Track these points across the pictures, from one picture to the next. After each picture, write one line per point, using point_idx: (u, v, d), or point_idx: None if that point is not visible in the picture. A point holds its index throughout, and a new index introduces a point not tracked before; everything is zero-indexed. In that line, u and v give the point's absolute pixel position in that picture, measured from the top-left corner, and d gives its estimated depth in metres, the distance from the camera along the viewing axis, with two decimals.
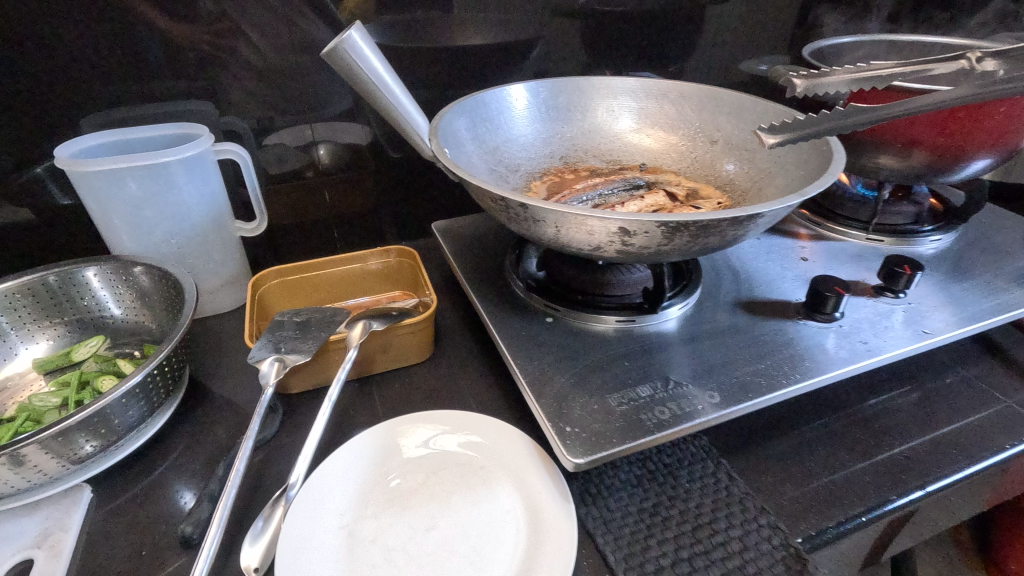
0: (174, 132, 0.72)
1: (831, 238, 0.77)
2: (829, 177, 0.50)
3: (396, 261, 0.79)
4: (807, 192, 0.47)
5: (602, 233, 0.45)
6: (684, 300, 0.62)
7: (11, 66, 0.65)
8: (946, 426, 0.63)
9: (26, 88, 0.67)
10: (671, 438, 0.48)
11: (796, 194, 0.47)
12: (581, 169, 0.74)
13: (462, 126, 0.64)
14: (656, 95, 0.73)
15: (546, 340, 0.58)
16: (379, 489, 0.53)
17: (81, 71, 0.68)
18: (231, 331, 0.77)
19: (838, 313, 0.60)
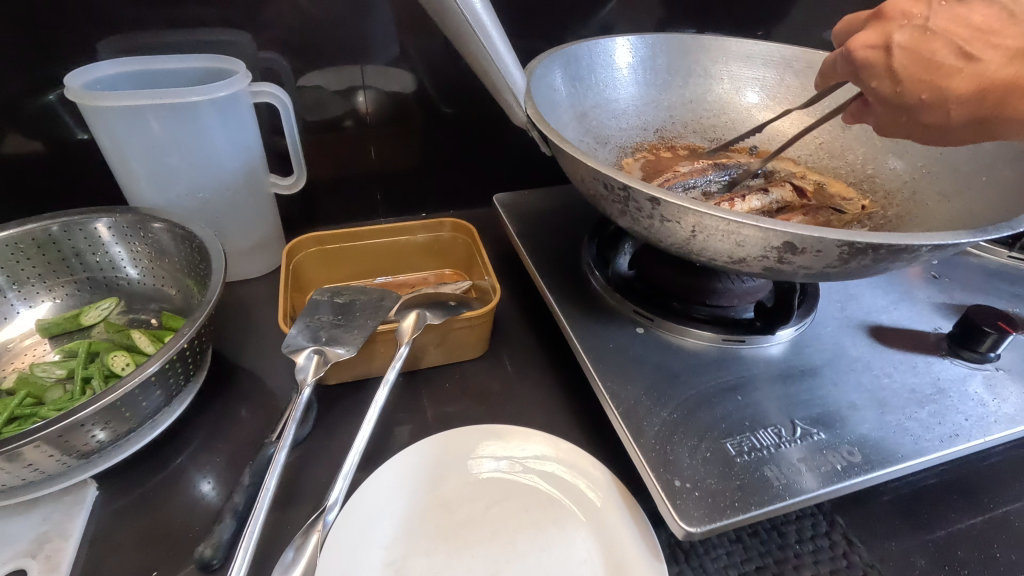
0: (206, 66, 0.61)
1: (961, 252, 0.65)
2: None
3: (449, 236, 0.69)
4: None
5: (755, 246, 0.35)
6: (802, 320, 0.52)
7: None
8: None
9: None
10: (803, 506, 0.39)
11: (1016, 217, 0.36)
12: (679, 147, 0.63)
13: (555, 83, 0.53)
14: (779, 66, 0.62)
15: (637, 356, 0.49)
16: (433, 516, 0.45)
17: None
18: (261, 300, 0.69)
19: (993, 353, 0.49)
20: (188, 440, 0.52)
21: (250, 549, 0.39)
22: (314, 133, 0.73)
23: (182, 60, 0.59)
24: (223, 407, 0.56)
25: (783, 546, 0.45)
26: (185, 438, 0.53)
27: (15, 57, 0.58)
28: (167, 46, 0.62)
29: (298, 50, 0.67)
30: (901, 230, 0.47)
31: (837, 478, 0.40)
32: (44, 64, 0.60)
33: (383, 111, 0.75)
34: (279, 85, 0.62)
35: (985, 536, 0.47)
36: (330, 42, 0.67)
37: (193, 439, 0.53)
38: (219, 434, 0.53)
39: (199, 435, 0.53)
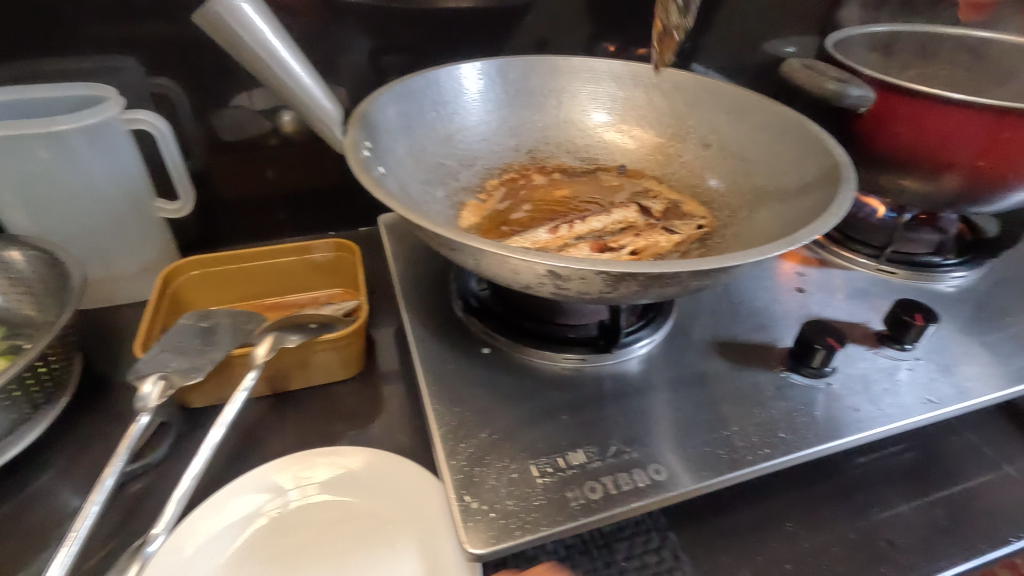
0: (83, 94, 0.63)
1: (836, 264, 0.66)
2: (835, 215, 0.40)
3: (335, 256, 0.70)
4: (796, 240, 0.36)
5: (528, 274, 0.36)
6: (651, 335, 0.53)
7: None
8: (939, 492, 0.53)
9: None
10: (599, 526, 0.39)
11: (785, 240, 0.37)
12: (551, 166, 0.64)
13: (402, 111, 0.54)
14: (646, 84, 0.63)
15: (477, 378, 0.49)
16: (266, 541, 0.45)
17: None
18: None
19: (828, 368, 0.50)
20: (49, 463, 0.53)
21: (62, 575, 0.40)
22: (210, 155, 0.74)
23: (57, 90, 0.62)
24: (94, 430, 0.56)
25: (610, 563, 0.44)
26: (48, 459, 0.53)
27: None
28: (46, 73, 0.63)
29: (184, 73, 0.67)
30: (728, 248, 0.48)
31: (638, 496, 0.40)
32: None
33: (283, 131, 0.75)
34: (155, 111, 0.63)
35: (817, 555, 0.47)
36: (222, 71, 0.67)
37: (55, 460, 0.53)
38: (83, 455, 0.54)
39: (62, 456, 0.53)
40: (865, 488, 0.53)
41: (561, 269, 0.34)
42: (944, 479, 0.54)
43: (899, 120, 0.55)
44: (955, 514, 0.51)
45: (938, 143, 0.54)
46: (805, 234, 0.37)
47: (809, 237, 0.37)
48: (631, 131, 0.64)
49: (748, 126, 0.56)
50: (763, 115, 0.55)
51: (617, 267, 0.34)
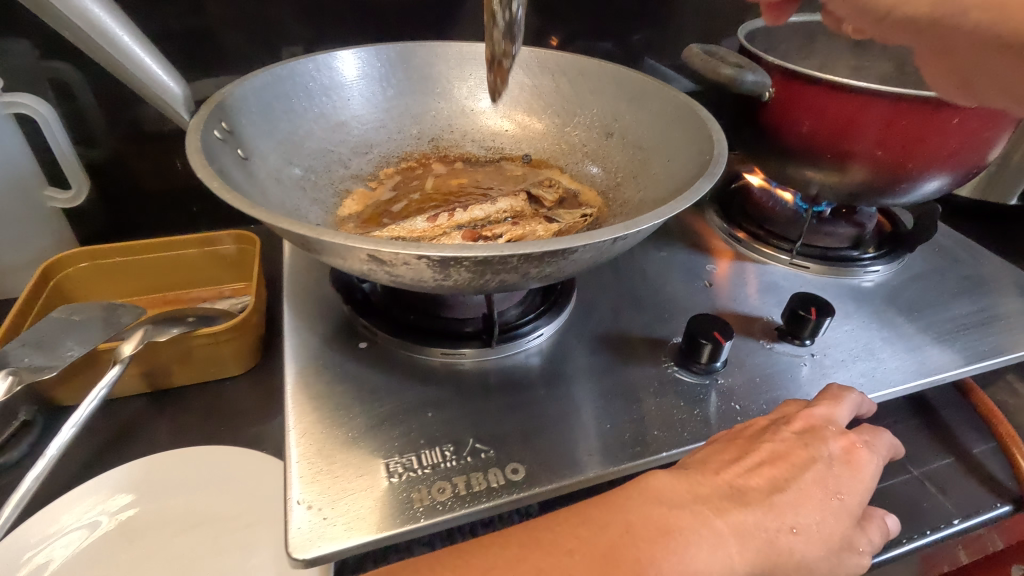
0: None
1: (751, 259, 0.64)
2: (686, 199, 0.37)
3: (236, 249, 0.67)
4: (633, 224, 0.34)
5: (355, 260, 0.34)
6: (544, 327, 0.52)
7: None
8: None
9: None
10: (443, 528, 0.37)
11: (624, 223, 0.34)
12: (454, 155, 0.61)
13: (280, 95, 0.51)
14: (553, 72, 0.60)
15: (349, 374, 0.47)
16: (108, 548, 0.42)
17: None
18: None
19: (718, 364, 0.49)
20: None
21: None
22: (112, 144, 0.71)
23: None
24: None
25: None
26: None
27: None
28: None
29: (75, 56, 0.64)
30: None
31: (488, 497, 0.38)
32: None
33: None
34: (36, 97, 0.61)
35: None
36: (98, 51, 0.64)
37: None
38: None
39: None
40: None
41: (374, 251, 0.31)
42: None
43: (799, 108, 0.54)
44: None
45: (838, 131, 0.52)
46: (647, 218, 0.34)
47: (651, 221, 0.34)
48: (538, 121, 0.62)
49: (647, 114, 0.54)
50: (660, 103, 0.53)
51: (434, 250, 0.31)
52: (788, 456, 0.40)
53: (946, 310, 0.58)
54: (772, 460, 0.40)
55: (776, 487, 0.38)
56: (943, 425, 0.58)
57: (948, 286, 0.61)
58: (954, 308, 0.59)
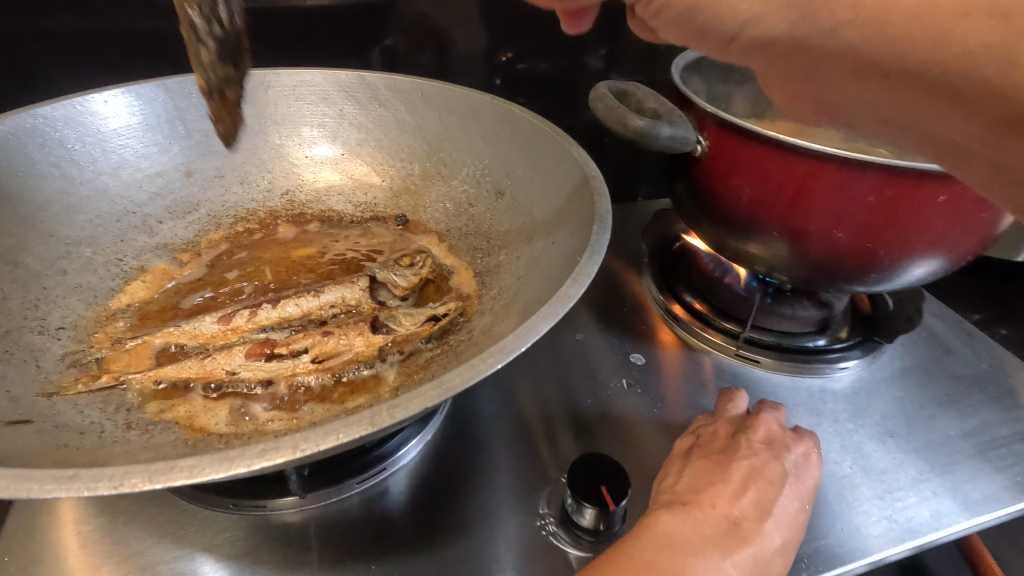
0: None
1: (688, 348, 0.51)
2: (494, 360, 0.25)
3: None
4: (376, 425, 0.21)
5: None
6: (401, 452, 0.40)
7: None
8: None
9: None
10: None
11: (371, 416, 0.22)
12: (312, 212, 0.49)
13: (43, 149, 0.39)
14: (438, 108, 0.48)
15: (105, 532, 0.35)
16: None
17: None
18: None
19: (610, 528, 0.35)
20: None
21: None
22: None
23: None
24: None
25: None
26: None
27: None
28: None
29: None
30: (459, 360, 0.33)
31: None
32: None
33: None
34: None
35: None
36: None
37: None
38: None
39: None
40: None
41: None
42: None
43: (738, 170, 0.41)
44: None
45: (790, 207, 0.39)
46: (408, 408, 0.22)
47: (410, 413, 0.22)
48: (421, 171, 0.49)
49: (542, 174, 0.42)
50: (557, 161, 0.41)
51: (20, 493, 0.19)
52: (764, 473, 0.36)
53: (941, 427, 0.45)
54: (750, 485, 0.35)
55: (764, 512, 0.34)
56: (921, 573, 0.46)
57: (943, 392, 0.48)
58: (951, 424, 0.45)
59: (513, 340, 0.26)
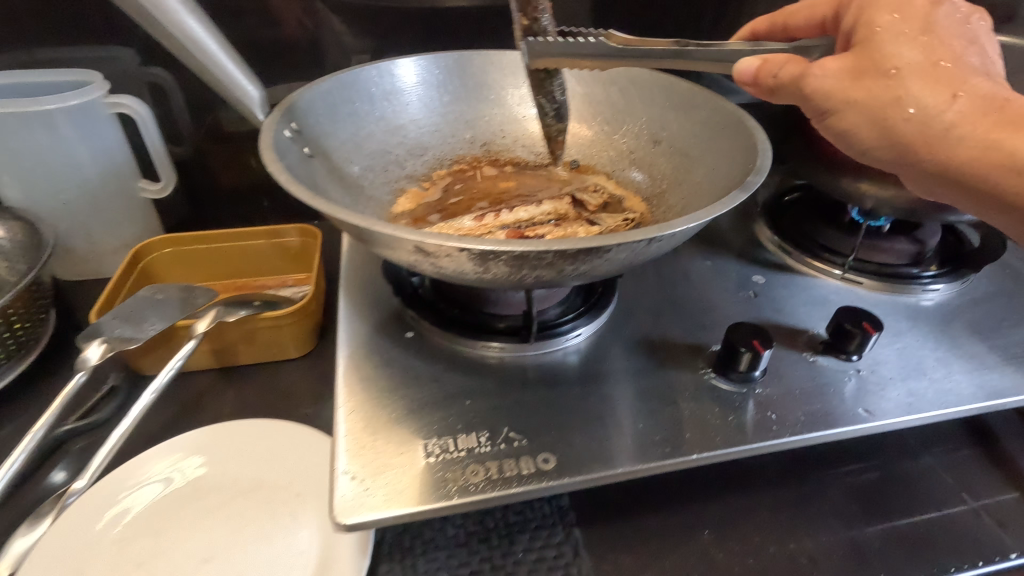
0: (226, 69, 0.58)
1: (800, 273, 0.63)
2: (721, 206, 0.38)
3: (301, 241, 0.71)
4: (668, 227, 0.35)
5: (403, 251, 0.37)
6: (578, 330, 0.53)
7: None
8: (884, 528, 0.49)
9: None
10: (476, 508, 0.39)
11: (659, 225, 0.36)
12: (504, 160, 0.64)
13: (346, 100, 0.55)
14: (604, 80, 0.62)
15: (397, 359, 0.50)
16: (178, 501, 0.47)
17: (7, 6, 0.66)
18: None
19: (756, 374, 0.49)
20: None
21: None
22: (198, 141, 0.78)
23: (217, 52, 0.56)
24: (40, 400, 0.59)
25: (505, 554, 0.45)
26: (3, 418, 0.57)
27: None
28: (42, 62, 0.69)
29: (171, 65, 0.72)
30: None
31: (524, 482, 0.40)
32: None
33: None
34: (261, 83, 0.61)
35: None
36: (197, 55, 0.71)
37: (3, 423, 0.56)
38: (30, 420, 0.57)
39: (12, 419, 0.57)
40: (796, 505, 0.51)
41: (430, 244, 0.34)
42: (886, 506, 0.51)
43: None
44: (895, 543, 0.48)
45: None
46: (681, 222, 0.36)
47: (684, 224, 0.36)
48: (588, 128, 0.63)
49: (696, 123, 0.55)
50: (710, 111, 0.54)
51: (478, 245, 0.33)
52: None
53: (1018, 333, 0.56)
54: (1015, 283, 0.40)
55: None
56: (1004, 456, 0.55)
57: (1019, 311, 0.58)
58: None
59: (729, 199, 0.39)
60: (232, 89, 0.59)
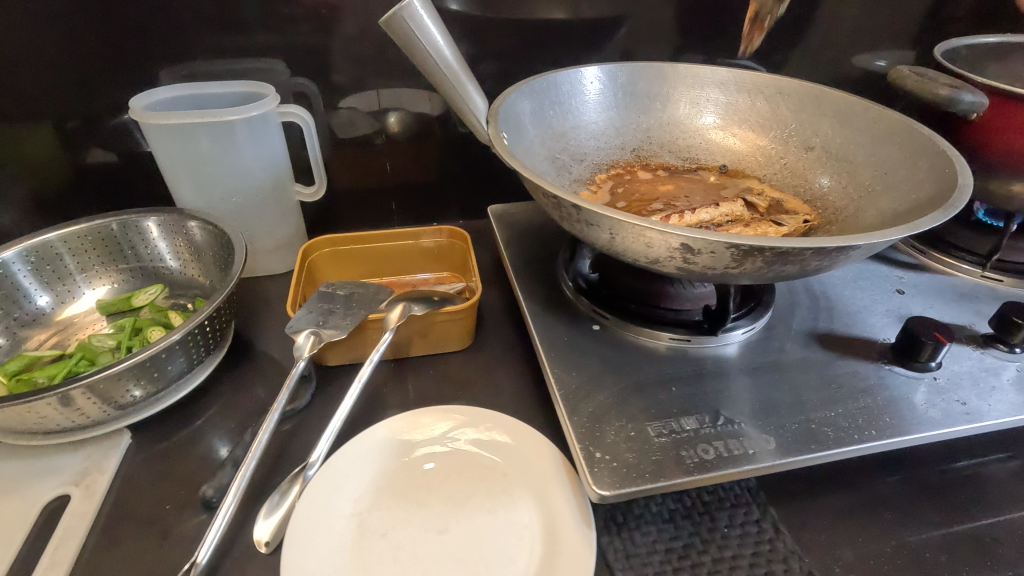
0: (455, 77, 0.49)
1: (938, 271, 0.67)
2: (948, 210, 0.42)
3: (448, 242, 0.75)
4: (918, 227, 0.39)
5: (661, 247, 0.40)
6: (750, 324, 0.57)
7: (127, 10, 0.68)
8: None
9: (133, 27, 0.69)
10: (715, 482, 0.43)
11: (906, 226, 0.40)
12: (654, 165, 0.68)
13: (529, 109, 0.59)
14: (750, 90, 0.66)
15: (590, 350, 0.54)
16: (399, 479, 0.52)
17: (175, 21, 0.69)
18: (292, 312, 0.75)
19: (933, 364, 0.53)
20: (198, 413, 0.60)
21: (248, 474, 0.49)
22: (333, 148, 0.83)
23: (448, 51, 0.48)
24: (231, 389, 0.63)
25: (712, 529, 0.49)
26: (202, 405, 0.61)
27: (76, 77, 0.71)
28: (205, 74, 0.74)
29: (321, 77, 0.77)
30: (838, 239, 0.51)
31: (752, 461, 0.44)
32: (101, 85, 0.72)
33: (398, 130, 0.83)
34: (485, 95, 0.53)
35: (917, 549, 0.49)
36: (344, 68, 0.76)
37: (205, 409, 0.60)
38: (228, 407, 0.61)
39: (211, 405, 0.61)
40: (964, 485, 0.55)
41: (706, 241, 0.38)
42: None
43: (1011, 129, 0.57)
44: None
45: None
46: (927, 222, 0.40)
47: (931, 225, 0.40)
48: (734, 134, 0.67)
49: (855, 130, 0.59)
50: (872, 118, 0.57)
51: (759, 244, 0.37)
52: None
53: None
54: None
55: None
56: None
57: None
58: None
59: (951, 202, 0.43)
60: (462, 98, 0.50)
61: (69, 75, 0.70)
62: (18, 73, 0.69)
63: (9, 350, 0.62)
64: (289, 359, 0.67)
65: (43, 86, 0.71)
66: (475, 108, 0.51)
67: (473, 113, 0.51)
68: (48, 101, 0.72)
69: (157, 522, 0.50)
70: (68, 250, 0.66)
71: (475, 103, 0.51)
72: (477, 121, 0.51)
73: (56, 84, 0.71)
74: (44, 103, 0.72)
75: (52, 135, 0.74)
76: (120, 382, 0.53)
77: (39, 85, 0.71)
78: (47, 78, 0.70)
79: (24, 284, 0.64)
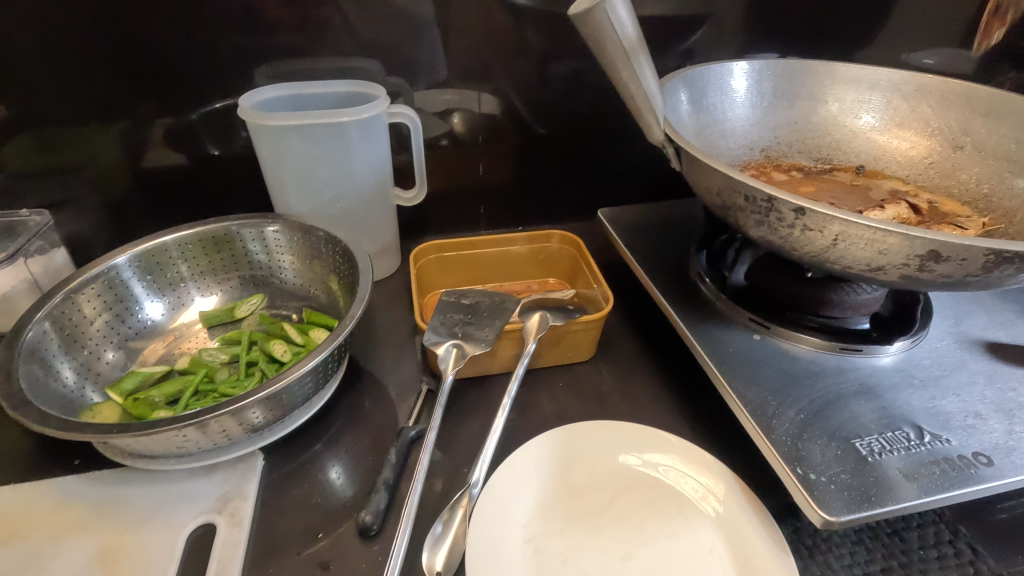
0: (638, 71, 0.46)
1: None
2: None
3: (556, 246, 0.73)
4: None
5: (897, 254, 0.37)
6: (913, 336, 0.53)
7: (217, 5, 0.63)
8: None
9: (222, 24, 0.64)
10: (939, 505, 0.41)
11: None
12: (785, 165, 0.65)
13: (674, 108, 0.56)
14: (887, 88, 0.63)
15: (759, 361, 0.51)
16: (565, 502, 0.48)
17: (267, 17, 0.65)
18: (395, 321, 0.71)
19: None
20: (323, 431, 0.56)
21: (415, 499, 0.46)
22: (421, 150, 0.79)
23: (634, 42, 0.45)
24: (351, 405, 0.59)
25: (907, 551, 0.46)
26: (326, 422, 0.57)
27: (167, 76, 0.67)
28: (300, 72, 0.69)
29: (421, 76, 0.73)
30: None
31: (971, 482, 0.42)
32: (185, 85, 0.67)
33: (460, 131, 0.78)
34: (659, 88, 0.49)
35: None
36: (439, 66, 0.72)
37: (329, 427, 0.57)
38: (354, 424, 0.57)
39: (335, 423, 0.57)
40: None
41: (969, 245, 0.35)
42: None
43: None
44: None
45: None
46: None
47: None
48: (869, 133, 0.64)
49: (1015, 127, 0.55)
50: None
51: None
52: None
53: None
54: None
55: None
56: None
57: None
58: None
59: None
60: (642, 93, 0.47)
61: (153, 75, 0.66)
62: (105, 71, 0.65)
63: (126, 363, 0.58)
64: (404, 373, 0.63)
65: (129, 85, 0.66)
66: (654, 105, 0.47)
67: (651, 110, 0.47)
68: (134, 101, 0.67)
69: (310, 551, 0.46)
70: (173, 256, 0.62)
71: (654, 99, 0.47)
72: (653, 118, 0.47)
73: (145, 83, 0.66)
74: (127, 102, 0.67)
75: (131, 136, 0.69)
76: (243, 411, 0.48)
77: (126, 83, 0.66)
78: (136, 76, 0.66)
79: (136, 291, 0.61)
